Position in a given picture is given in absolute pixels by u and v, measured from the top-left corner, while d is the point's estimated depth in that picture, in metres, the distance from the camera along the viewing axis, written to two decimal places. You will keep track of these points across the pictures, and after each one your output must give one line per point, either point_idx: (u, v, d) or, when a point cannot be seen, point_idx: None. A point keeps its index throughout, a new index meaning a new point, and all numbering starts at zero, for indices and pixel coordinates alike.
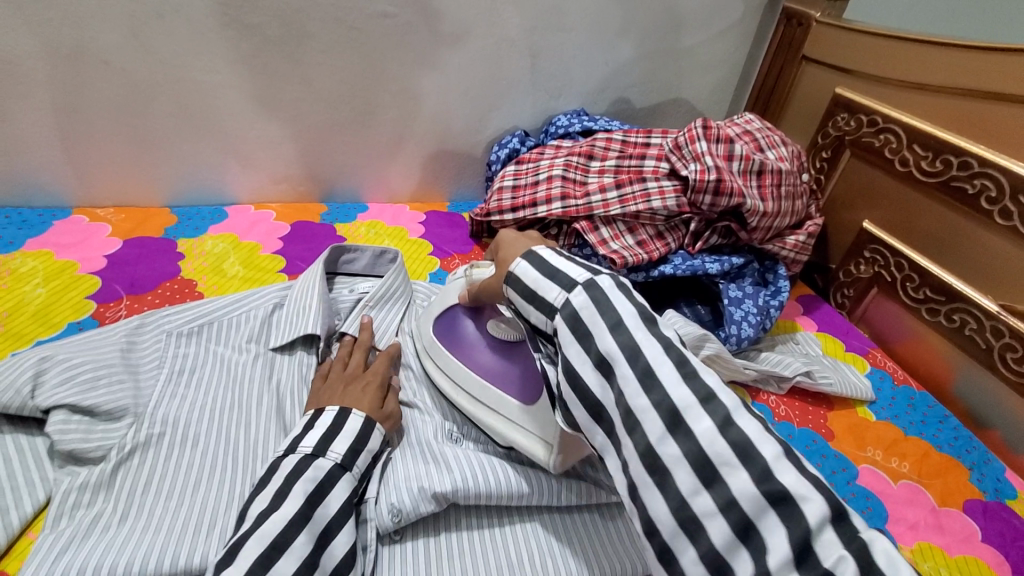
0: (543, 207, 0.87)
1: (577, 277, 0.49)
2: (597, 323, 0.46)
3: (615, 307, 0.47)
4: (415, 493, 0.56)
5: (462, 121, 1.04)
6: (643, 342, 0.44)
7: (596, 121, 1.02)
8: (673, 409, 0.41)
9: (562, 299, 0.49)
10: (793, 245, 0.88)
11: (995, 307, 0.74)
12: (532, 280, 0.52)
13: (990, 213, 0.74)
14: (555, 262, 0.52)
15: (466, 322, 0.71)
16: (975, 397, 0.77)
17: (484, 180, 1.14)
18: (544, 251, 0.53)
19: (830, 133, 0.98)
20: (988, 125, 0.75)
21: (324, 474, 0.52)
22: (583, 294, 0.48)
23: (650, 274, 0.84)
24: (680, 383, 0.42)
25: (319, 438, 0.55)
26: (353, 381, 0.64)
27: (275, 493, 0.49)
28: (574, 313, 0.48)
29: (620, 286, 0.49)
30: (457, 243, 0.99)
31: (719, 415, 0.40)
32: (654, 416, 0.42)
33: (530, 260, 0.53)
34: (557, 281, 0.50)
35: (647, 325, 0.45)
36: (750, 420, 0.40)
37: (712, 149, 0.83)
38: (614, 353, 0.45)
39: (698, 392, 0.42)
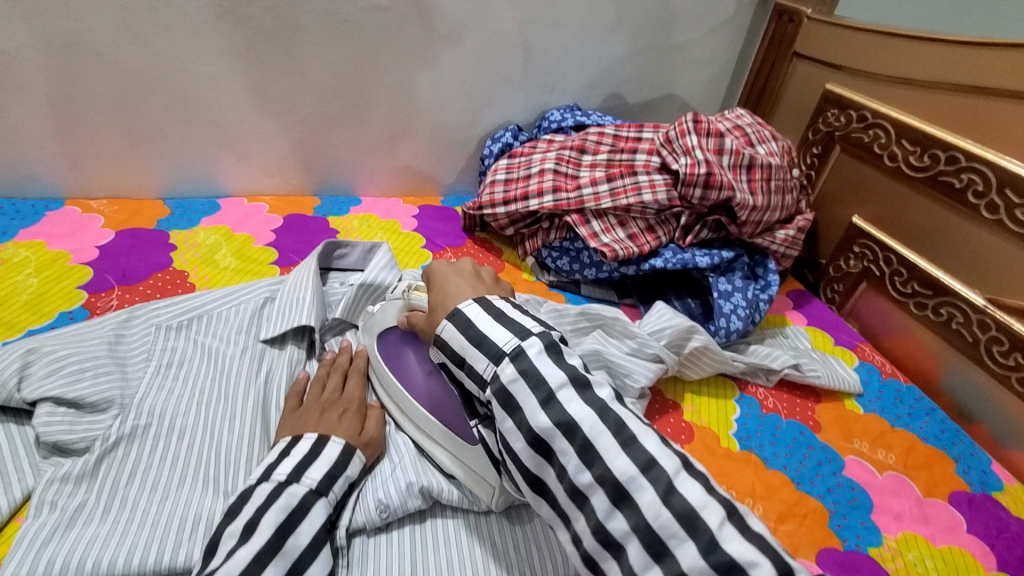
0: (535, 200, 0.88)
1: (504, 346, 0.49)
2: (528, 399, 0.46)
3: (545, 376, 0.46)
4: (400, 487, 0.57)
5: (456, 115, 1.05)
6: (577, 413, 0.44)
7: (589, 116, 1.02)
8: (614, 482, 0.42)
9: (491, 372, 0.49)
10: (783, 240, 0.89)
11: (981, 301, 0.75)
12: (459, 345, 0.52)
13: (976, 207, 0.74)
14: (480, 324, 0.51)
15: (406, 350, 0.66)
16: (963, 390, 0.78)
17: (477, 174, 1.15)
18: (469, 308, 0.53)
19: (820, 129, 0.98)
20: (976, 119, 0.75)
21: (299, 498, 0.50)
22: (511, 366, 0.48)
23: (641, 267, 0.85)
24: (619, 453, 0.42)
25: (294, 465, 0.53)
26: (330, 407, 0.62)
27: (244, 526, 0.47)
28: (503, 389, 0.47)
29: (548, 347, 0.48)
30: (450, 237, 0.99)
31: (660, 484, 0.41)
32: (600, 491, 0.42)
33: (455, 322, 0.53)
34: (485, 350, 0.50)
35: (579, 391, 0.46)
36: (692, 484, 0.41)
37: (702, 143, 0.84)
38: (550, 429, 0.45)
39: (637, 460, 0.42)
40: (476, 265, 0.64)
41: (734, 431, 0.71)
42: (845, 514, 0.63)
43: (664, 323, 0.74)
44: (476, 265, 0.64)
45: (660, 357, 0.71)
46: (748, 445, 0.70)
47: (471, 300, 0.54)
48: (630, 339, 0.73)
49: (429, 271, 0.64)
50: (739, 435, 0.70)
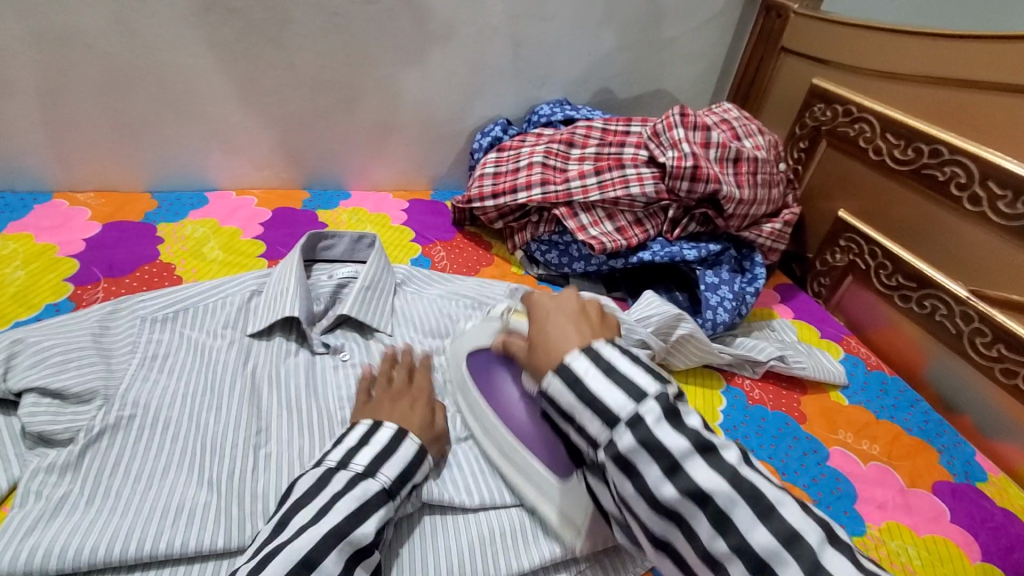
0: (523, 193, 0.88)
1: (620, 411, 0.43)
2: (651, 467, 0.42)
3: (667, 444, 0.42)
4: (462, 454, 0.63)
5: (445, 109, 1.05)
6: (707, 482, 0.41)
7: (578, 110, 1.02)
8: (756, 556, 0.39)
9: (606, 437, 0.44)
10: (770, 233, 0.89)
11: (964, 292, 0.75)
12: (566, 402, 0.46)
13: (959, 199, 0.75)
14: (590, 382, 0.45)
15: (499, 370, 0.63)
16: (947, 383, 0.78)
17: (466, 168, 1.15)
18: (603, 352, 0.46)
19: (807, 124, 0.99)
20: (957, 112, 0.76)
21: (372, 494, 0.50)
22: (629, 435, 0.42)
23: (629, 260, 0.85)
24: (757, 524, 0.39)
25: (372, 457, 0.53)
26: (400, 397, 0.62)
27: (318, 509, 0.48)
28: (620, 456, 0.43)
29: (668, 411, 0.43)
30: (439, 231, 0.99)
31: (805, 559, 0.38)
32: (738, 562, 0.39)
33: (561, 376, 0.46)
34: (595, 411, 0.44)
35: (706, 458, 0.41)
36: (838, 559, 0.38)
37: (689, 136, 0.84)
38: (679, 499, 0.41)
39: (779, 532, 0.39)
40: (581, 299, 0.54)
41: (720, 422, 0.72)
42: (828, 503, 0.64)
43: (652, 311, 0.75)
44: (582, 297, 0.53)
45: (645, 345, 0.70)
46: (734, 436, 0.70)
47: (605, 341, 0.47)
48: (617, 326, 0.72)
49: (529, 301, 0.54)
50: (725, 426, 0.71)
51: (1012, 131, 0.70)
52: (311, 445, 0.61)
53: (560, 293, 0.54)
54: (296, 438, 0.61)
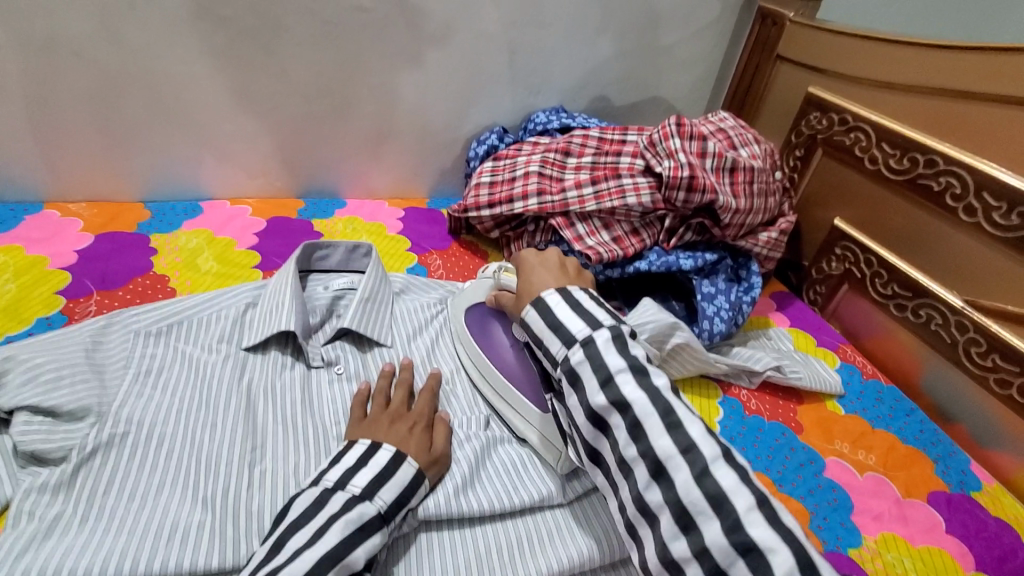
0: (520, 203, 0.88)
1: (577, 333, 0.55)
2: (590, 379, 0.52)
3: (607, 361, 0.52)
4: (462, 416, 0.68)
5: (441, 116, 1.04)
6: (630, 394, 0.50)
7: (574, 118, 1.02)
8: (655, 458, 0.47)
9: (562, 354, 0.55)
10: (766, 242, 0.90)
11: (960, 302, 0.75)
12: (538, 328, 0.58)
13: (955, 209, 0.75)
14: (557, 312, 0.57)
15: (493, 324, 0.73)
16: (942, 391, 0.79)
17: (463, 176, 1.14)
18: (550, 297, 0.59)
19: (803, 131, 0.99)
20: (952, 123, 0.77)
21: (368, 518, 0.50)
22: (581, 352, 0.53)
23: (625, 270, 0.85)
24: (664, 434, 0.47)
25: (370, 479, 0.53)
26: (398, 419, 0.62)
27: (314, 530, 0.48)
28: (572, 369, 0.53)
29: (616, 338, 0.53)
30: (435, 240, 0.99)
31: (696, 466, 0.45)
32: (641, 463, 0.48)
33: (537, 308, 0.59)
34: (559, 336, 0.56)
35: (636, 377, 0.50)
36: (727, 471, 0.45)
37: (685, 146, 0.84)
38: (606, 407, 0.50)
39: (680, 443, 0.47)
40: (560, 257, 0.69)
41: (718, 432, 0.72)
42: (825, 515, 0.64)
43: (645, 319, 0.74)
44: (561, 258, 0.69)
45: None
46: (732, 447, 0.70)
47: (554, 290, 0.60)
48: None
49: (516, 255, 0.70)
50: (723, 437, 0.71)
51: (1006, 142, 0.71)
52: (306, 461, 0.60)
53: (542, 253, 0.70)
54: (290, 454, 0.61)
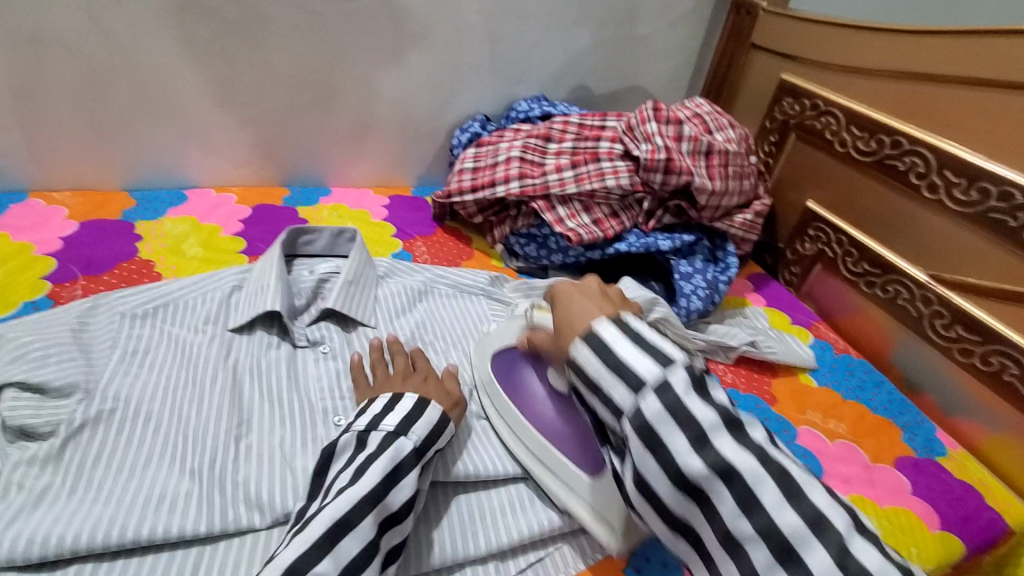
0: (502, 187, 0.90)
1: (647, 376, 0.45)
2: (678, 437, 0.43)
3: (695, 415, 0.43)
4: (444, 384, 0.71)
5: (425, 106, 1.06)
6: (736, 458, 0.42)
7: (555, 106, 1.05)
8: (781, 537, 0.40)
9: (629, 403, 0.45)
10: (741, 224, 0.92)
11: (925, 277, 0.78)
12: (594, 371, 0.47)
13: (918, 187, 0.78)
14: (618, 349, 0.47)
15: (525, 371, 0.66)
16: (910, 364, 0.82)
17: (446, 165, 1.16)
18: (605, 331, 0.48)
19: (776, 117, 1.02)
20: (916, 105, 0.80)
21: (404, 455, 0.52)
22: (655, 400, 0.44)
23: (605, 251, 0.87)
24: (786, 507, 0.41)
25: (400, 419, 0.55)
26: (410, 376, 0.65)
27: (356, 470, 0.51)
28: (646, 424, 0.43)
29: (694, 382, 0.44)
30: (420, 226, 1.00)
31: (833, 544, 0.39)
32: (762, 544, 0.41)
33: (589, 344, 0.48)
34: (624, 379, 0.46)
35: (733, 434, 0.43)
36: (867, 550, 0.39)
37: (662, 130, 0.87)
38: (706, 474, 0.42)
39: (806, 515, 0.41)
40: (601, 285, 0.58)
41: None
42: None
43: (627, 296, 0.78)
44: (601, 284, 0.58)
45: None
46: None
47: (608, 320, 0.49)
48: None
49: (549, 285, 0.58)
50: None
51: (966, 123, 0.74)
52: (293, 436, 0.61)
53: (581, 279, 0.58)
54: (276, 428, 0.62)
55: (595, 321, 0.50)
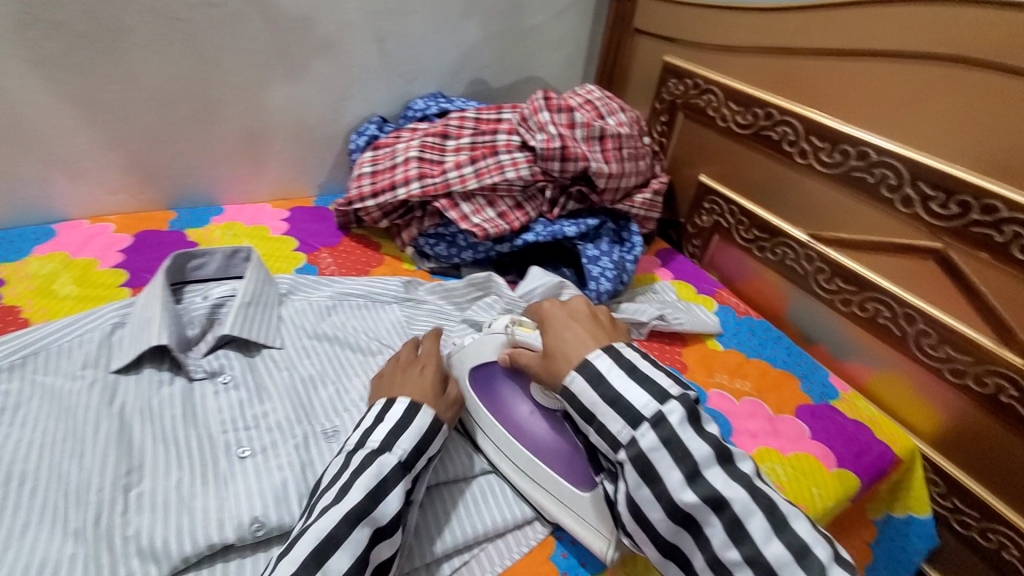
0: (402, 189, 0.88)
1: (643, 409, 0.52)
2: (674, 471, 0.49)
3: (690, 449, 0.50)
4: (363, 389, 0.68)
5: (317, 112, 1.02)
6: (725, 489, 0.48)
7: (452, 102, 1.04)
8: (765, 563, 0.46)
9: (628, 436, 0.52)
10: (642, 203, 0.96)
11: (805, 237, 0.84)
12: (588, 400, 0.55)
13: (791, 154, 0.84)
14: (612, 380, 0.54)
15: (506, 386, 0.67)
16: (803, 318, 0.88)
17: (347, 170, 1.11)
18: (600, 361, 0.56)
19: (664, 98, 1.06)
20: (782, 78, 0.85)
21: (389, 470, 0.52)
22: (652, 433, 0.50)
23: (514, 243, 0.88)
24: (773, 538, 0.46)
25: (387, 433, 0.55)
26: (410, 367, 0.65)
27: (341, 487, 0.50)
28: (643, 455, 0.50)
29: (688, 416, 0.51)
30: (324, 236, 0.96)
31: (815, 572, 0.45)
32: (748, 570, 0.46)
33: (585, 375, 0.55)
34: (620, 413, 0.53)
35: (723, 468, 0.50)
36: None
37: (555, 118, 0.88)
38: (697, 505, 0.48)
39: (792, 546, 0.46)
40: (589, 306, 0.65)
41: None
42: None
43: (535, 284, 0.81)
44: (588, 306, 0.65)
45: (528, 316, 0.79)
46: None
47: (602, 352, 0.57)
48: (497, 305, 0.81)
49: (540, 307, 0.65)
50: None
51: (825, 92, 0.79)
52: (192, 475, 0.57)
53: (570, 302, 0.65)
54: (174, 469, 0.57)
55: (589, 353, 0.57)
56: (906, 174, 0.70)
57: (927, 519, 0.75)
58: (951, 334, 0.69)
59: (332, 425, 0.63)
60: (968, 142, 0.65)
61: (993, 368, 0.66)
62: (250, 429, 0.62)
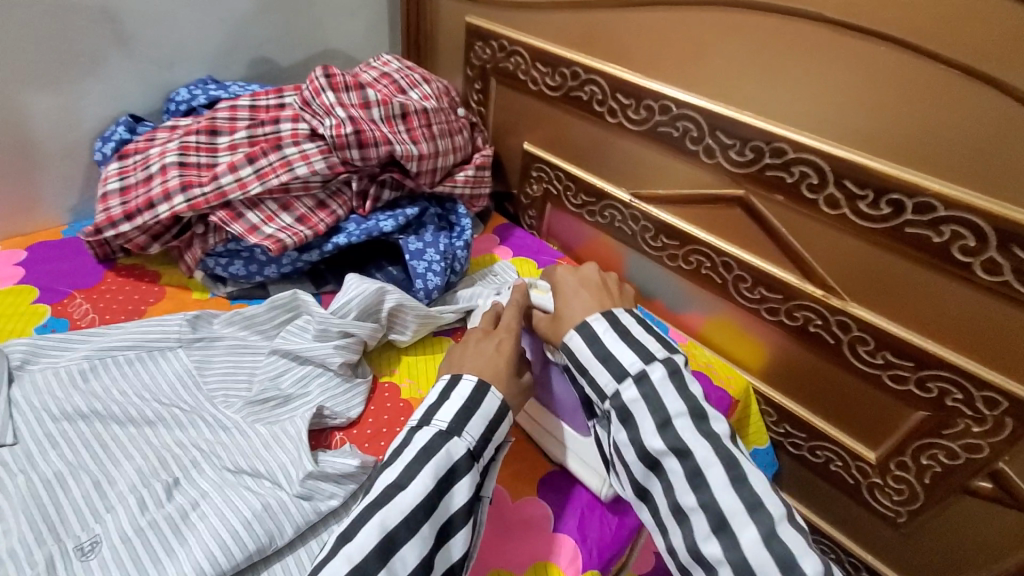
0: (163, 206, 0.71)
1: (629, 367, 0.55)
2: (647, 420, 0.53)
3: (666, 404, 0.53)
4: (136, 477, 0.53)
5: (41, 119, 0.78)
6: (691, 441, 0.51)
7: (225, 89, 0.86)
8: (717, 510, 0.50)
9: (613, 388, 0.55)
10: (464, 181, 0.87)
11: (627, 197, 0.83)
12: (583, 356, 0.57)
13: (602, 114, 0.81)
14: (606, 340, 0.57)
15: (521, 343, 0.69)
16: (640, 276, 0.87)
17: (93, 189, 0.88)
18: (599, 322, 0.58)
19: (474, 64, 0.98)
20: (583, 34, 0.80)
21: (458, 457, 0.51)
22: (634, 388, 0.54)
23: (324, 249, 0.76)
24: (727, 487, 0.50)
25: (455, 416, 0.53)
26: (485, 338, 0.62)
27: (403, 475, 0.49)
28: (625, 406, 0.54)
29: (671, 375, 0.54)
30: (80, 275, 0.76)
31: (764, 525, 0.48)
32: (702, 514, 0.50)
33: (582, 334, 0.58)
34: (609, 368, 0.56)
35: (696, 423, 0.52)
36: (791, 532, 0.48)
37: (342, 99, 0.77)
38: (664, 451, 0.52)
39: (746, 499, 0.49)
40: (601, 273, 0.67)
41: None
42: None
43: (350, 296, 0.68)
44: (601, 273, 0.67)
45: (346, 332, 0.67)
46: None
47: (606, 315, 0.59)
48: (310, 326, 0.67)
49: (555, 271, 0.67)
50: None
51: (623, 47, 0.76)
52: None
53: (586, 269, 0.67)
54: None
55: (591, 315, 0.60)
56: (705, 125, 0.70)
57: (767, 447, 0.81)
58: (762, 275, 0.72)
59: (89, 535, 0.49)
60: (752, 87, 0.66)
61: (800, 301, 0.70)
62: None
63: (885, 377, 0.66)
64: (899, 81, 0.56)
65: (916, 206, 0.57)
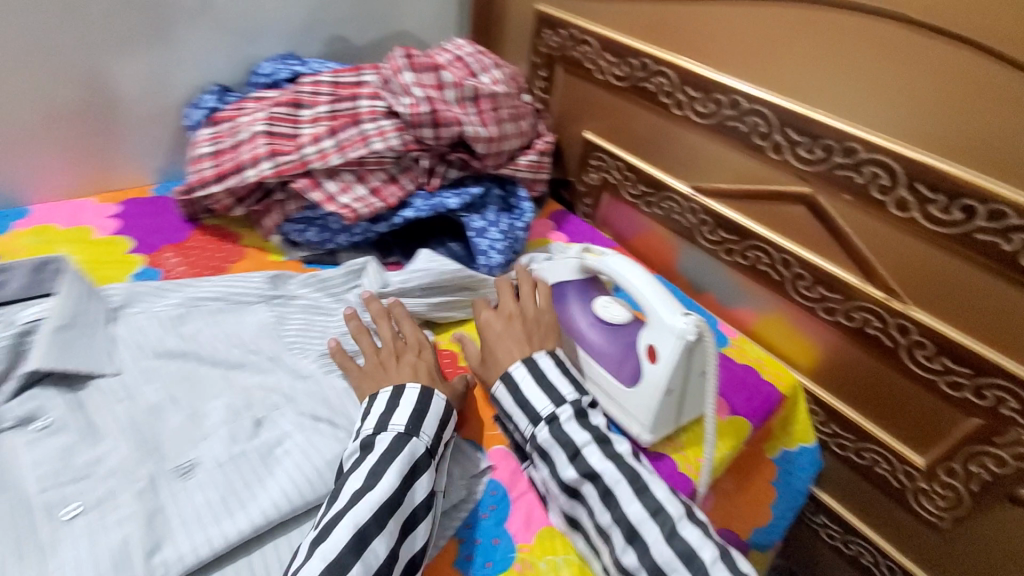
0: (251, 170, 0.76)
1: (542, 410, 0.60)
2: (561, 455, 0.58)
3: (572, 437, 0.58)
4: (225, 413, 0.59)
5: (133, 81, 0.84)
6: (598, 464, 0.56)
7: (306, 64, 0.91)
8: (628, 523, 0.54)
9: (530, 432, 0.60)
10: (527, 166, 0.89)
11: (689, 189, 0.84)
12: (507, 404, 0.62)
13: (668, 106, 0.82)
14: (524, 387, 0.61)
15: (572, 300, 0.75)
16: (693, 268, 0.89)
17: (183, 154, 0.94)
18: (541, 360, 0.62)
19: (542, 50, 1.00)
20: (658, 26, 0.81)
21: (418, 455, 0.53)
22: (547, 430, 0.59)
23: (393, 221, 0.79)
24: (633, 500, 0.54)
25: (410, 417, 0.55)
26: (403, 353, 0.64)
27: (370, 471, 0.51)
28: (541, 447, 0.59)
29: (577, 413, 0.60)
30: (168, 232, 0.82)
31: (666, 527, 0.53)
32: (615, 529, 0.54)
33: (505, 383, 0.62)
34: (527, 412, 0.60)
35: (600, 447, 0.57)
36: (693, 531, 0.53)
37: (419, 79, 0.81)
38: (577, 479, 0.56)
39: (649, 506, 0.54)
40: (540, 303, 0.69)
41: None
42: None
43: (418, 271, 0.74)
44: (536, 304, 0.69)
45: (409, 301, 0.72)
46: None
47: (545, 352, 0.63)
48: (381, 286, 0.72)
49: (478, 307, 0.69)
50: None
51: (698, 41, 0.77)
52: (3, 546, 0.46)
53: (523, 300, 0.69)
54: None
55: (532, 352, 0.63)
56: (775, 121, 0.71)
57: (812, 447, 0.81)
58: (823, 275, 0.72)
59: (186, 458, 0.55)
60: (828, 87, 0.66)
61: (860, 303, 0.70)
62: (79, 482, 0.51)
63: (941, 382, 0.66)
64: (984, 88, 0.56)
65: (989, 213, 0.57)
